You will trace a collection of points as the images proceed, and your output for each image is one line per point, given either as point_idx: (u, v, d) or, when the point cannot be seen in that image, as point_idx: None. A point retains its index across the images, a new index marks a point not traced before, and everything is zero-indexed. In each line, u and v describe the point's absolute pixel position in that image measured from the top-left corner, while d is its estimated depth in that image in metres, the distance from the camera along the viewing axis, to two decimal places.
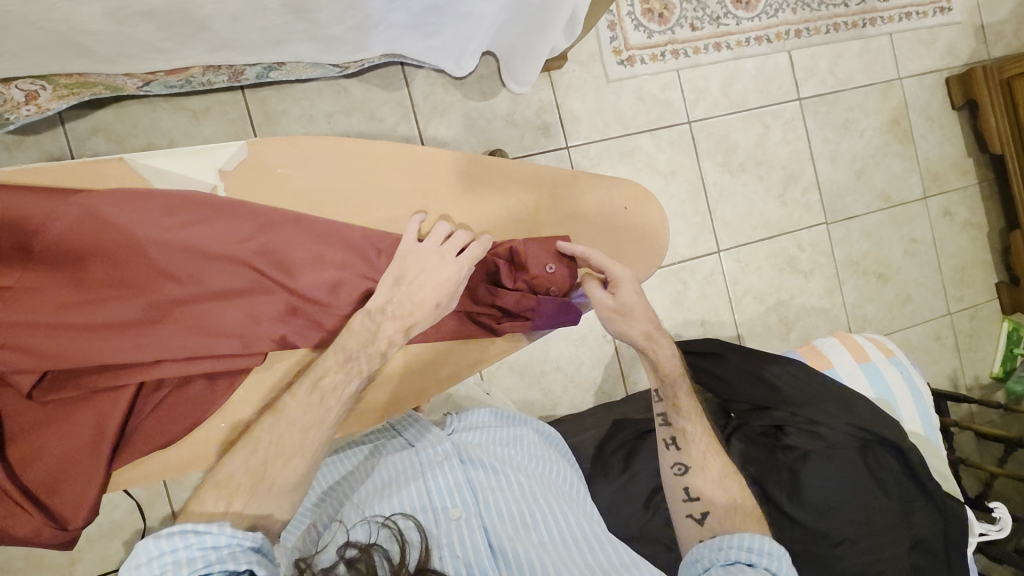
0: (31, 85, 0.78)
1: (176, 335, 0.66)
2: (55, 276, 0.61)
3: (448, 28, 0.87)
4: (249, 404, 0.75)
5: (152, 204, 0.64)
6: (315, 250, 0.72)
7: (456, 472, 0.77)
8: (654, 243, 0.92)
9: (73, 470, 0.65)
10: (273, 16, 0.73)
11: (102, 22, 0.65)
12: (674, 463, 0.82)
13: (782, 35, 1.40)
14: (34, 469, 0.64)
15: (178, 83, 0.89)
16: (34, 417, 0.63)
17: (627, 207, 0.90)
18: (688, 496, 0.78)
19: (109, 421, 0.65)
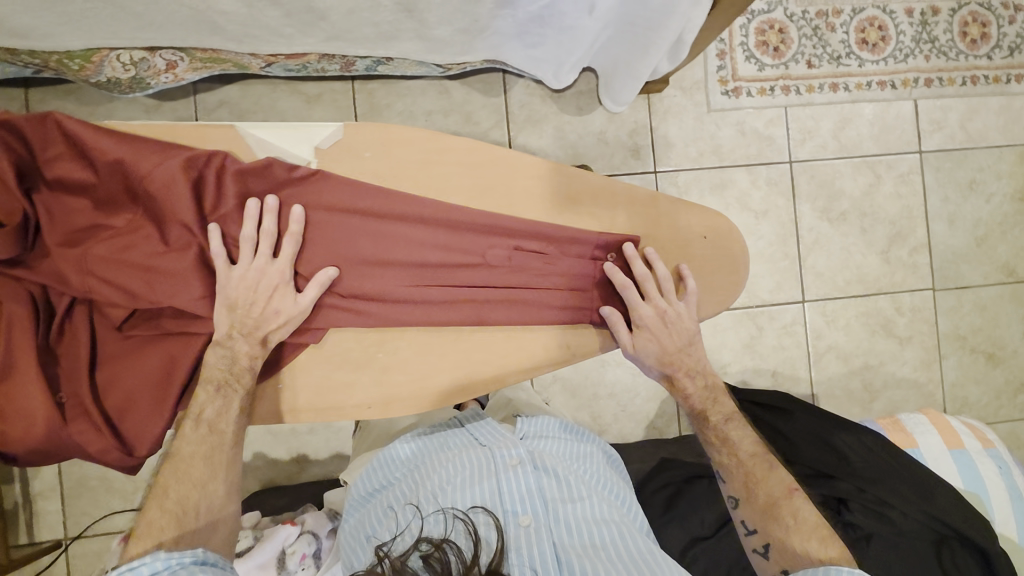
0: (172, 56, 0.87)
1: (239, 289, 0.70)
2: (150, 226, 0.68)
3: (550, 40, 0.88)
4: (306, 371, 0.75)
5: (238, 169, 0.68)
6: (378, 228, 0.74)
7: (528, 478, 0.77)
8: (731, 276, 0.83)
9: (139, 401, 0.70)
10: (385, 13, 0.78)
11: (236, 5, 0.72)
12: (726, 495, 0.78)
13: (910, 82, 1.30)
14: (112, 395, 0.70)
15: (296, 67, 0.96)
16: (115, 347, 0.70)
17: (706, 236, 0.82)
18: (747, 529, 0.75)
19: (175, 362, 0.70)
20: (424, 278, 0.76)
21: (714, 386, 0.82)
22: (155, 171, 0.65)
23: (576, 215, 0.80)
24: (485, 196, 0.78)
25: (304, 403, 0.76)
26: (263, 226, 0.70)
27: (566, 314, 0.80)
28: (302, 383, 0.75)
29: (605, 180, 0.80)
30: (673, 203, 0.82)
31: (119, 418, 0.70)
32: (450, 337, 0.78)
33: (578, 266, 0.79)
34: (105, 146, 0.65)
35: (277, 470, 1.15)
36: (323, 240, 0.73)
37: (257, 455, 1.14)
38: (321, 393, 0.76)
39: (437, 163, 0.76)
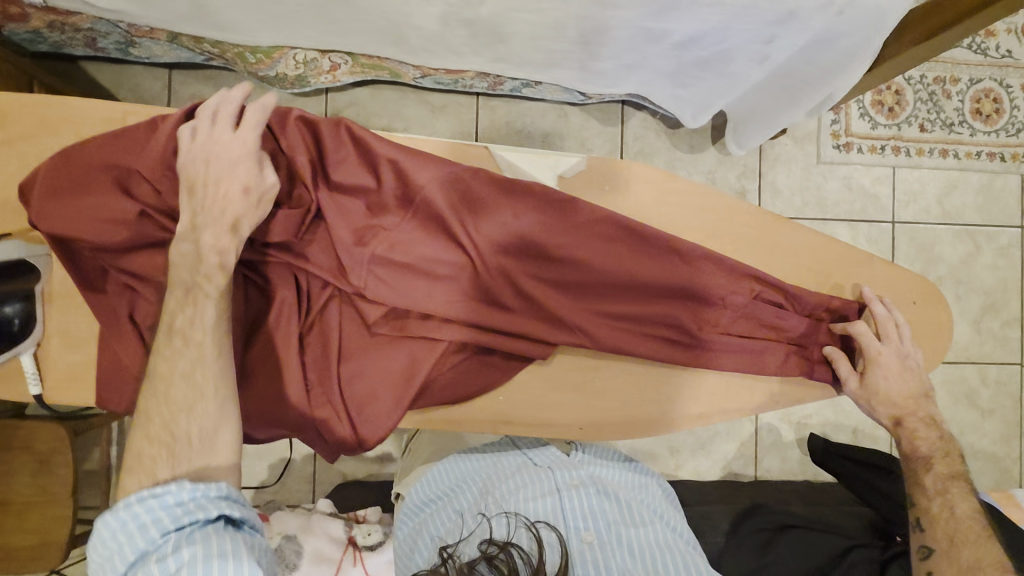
0: (339, 59, 0.91)
1: (490, 302, 0.69)
2: (420, 228, 0.67)
3: (705, 83, 0.90)
4: (529, 387, 0.74)
5: (508, 186, 0.68)
6: (627, 263, 0.70)
7: (589, 498, 0.77)
8: (933, 346, 0.82)
9: (380, 400, 0.67)
10: (563, 43, 0.80)
11: (432, 23, 0.76)
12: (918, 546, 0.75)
13: (1019, 156, 1.31)
14: (353, 390, 0.68)
15: (447, 81, 0.99)
16: (361, 343, 0.68)
17: (914, 302, 0.82)
18: None
19: (420, 364, 0.68)
20: (661, 315, 0.72)
21: (947, 441, 0.78)
22: (435, 178, 0.65)
23: (801, 270, 0.79)
24: (721, 238, 0.77)
25: (525, 418, 0.74)
26: (515, 235, 0.68)
27: (789, 366, 0.76)
28: (523, 397, 0.74)
29: (828, 238, 0.80)
30: (887, 270, 0.81)
31: (361, 413, 0.67)
32: (671, 373, 0.76)
33: (806, 326, 0.76)
34: (391, 150, 0.65)
35: (361, 465, 1.17)
36: (572, 269, 0.70)
37: None
38: (539, 408, 0.74)
39: (675, 204, 0.76)
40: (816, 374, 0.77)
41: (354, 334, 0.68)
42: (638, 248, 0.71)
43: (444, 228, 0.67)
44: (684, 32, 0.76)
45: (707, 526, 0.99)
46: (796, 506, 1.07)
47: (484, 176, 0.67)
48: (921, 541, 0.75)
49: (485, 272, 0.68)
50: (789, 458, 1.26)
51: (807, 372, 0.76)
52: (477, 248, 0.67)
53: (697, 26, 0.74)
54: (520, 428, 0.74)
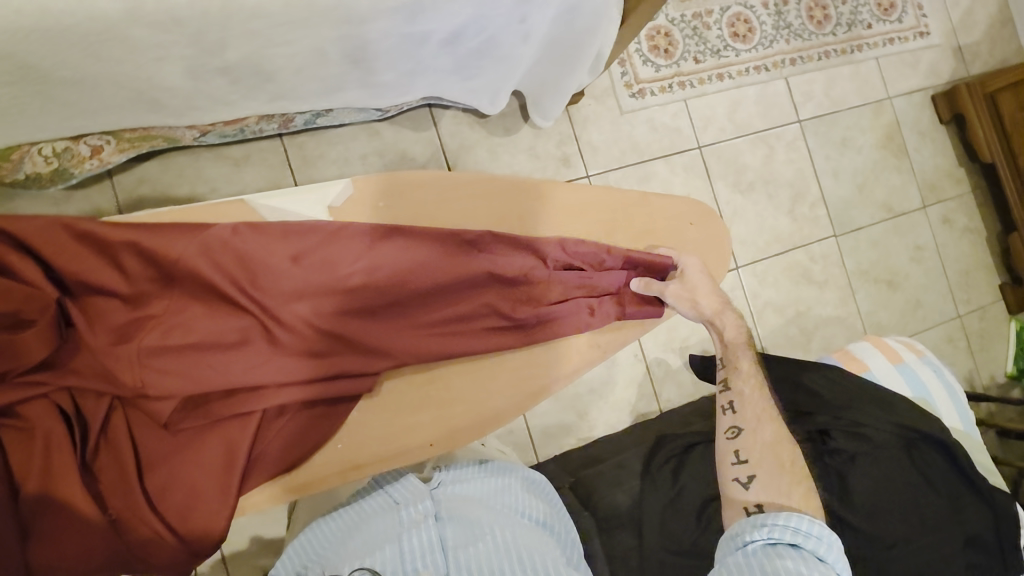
0: (98, 140, 0.82)
1: (294, 354, 0.67)
2: (194, 305, 0.64)
3: (487, 71, 0.93)
4: (368, 424, 0.74)
5: (275, 233, 0.66)
6: (418, 268, 0.71)
7: (433, 532, 0.65)
8: (721, 256, 0.91)
9: (200, 496, 0.63)
10: (332, 67, 0.79)
11: (180, 80, 0.71)
12: (728, 427, 0.77)
13: (779, 63, 1.50)
14: (170, 498, 0.63)
15: (232, 132, 0.93)
16: (165, 444, 0.64)
17: (693, 222, 0.90)
18: (737, 459, 0.74)
19: (234, 447, 0.65)
20: (470, 309, 0.75)
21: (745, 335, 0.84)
22: (188, 253, 0.62)
23: (585, 225, 0.84)
24: (503, 219, 0.81)
25: (371, 453, 0.73)
26: (295, 281, 0.66)
27: (601, 314, 0.81)
28: (364, 434, 0.74)
29: (605, 192, 0.86)
30: (663, 203, 0.89)
31: (185, 518, 0.63)
32: (504, 359, 0.79)
33: (612, 276, 0.81)
34: (128, 235, 0.60)
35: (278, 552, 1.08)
36: (370, 294, 0.69)
37: (252, 540, 1.05)
38: (385, 438, 0.74)
39: (457, 199, 0.79)
40: (634, 314, 0.82)
41: (156, 439, 0.64)
42: (427, 255, 0.72)
43: (218, 298, 0.65)
44: (444, 29, 0.78)
45: (623, 474, 1.03)
46: (696, 423, 1.15)
47: (245, 230, 0.65)
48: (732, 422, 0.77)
49: (276, 327, 0.66)
50: (683, 382, 1.36)
51: (619, 313, 0.82)
52: (259, 306, 0.65)
53: (452, 21, 0.76)
54: (370, 464, 0.73)
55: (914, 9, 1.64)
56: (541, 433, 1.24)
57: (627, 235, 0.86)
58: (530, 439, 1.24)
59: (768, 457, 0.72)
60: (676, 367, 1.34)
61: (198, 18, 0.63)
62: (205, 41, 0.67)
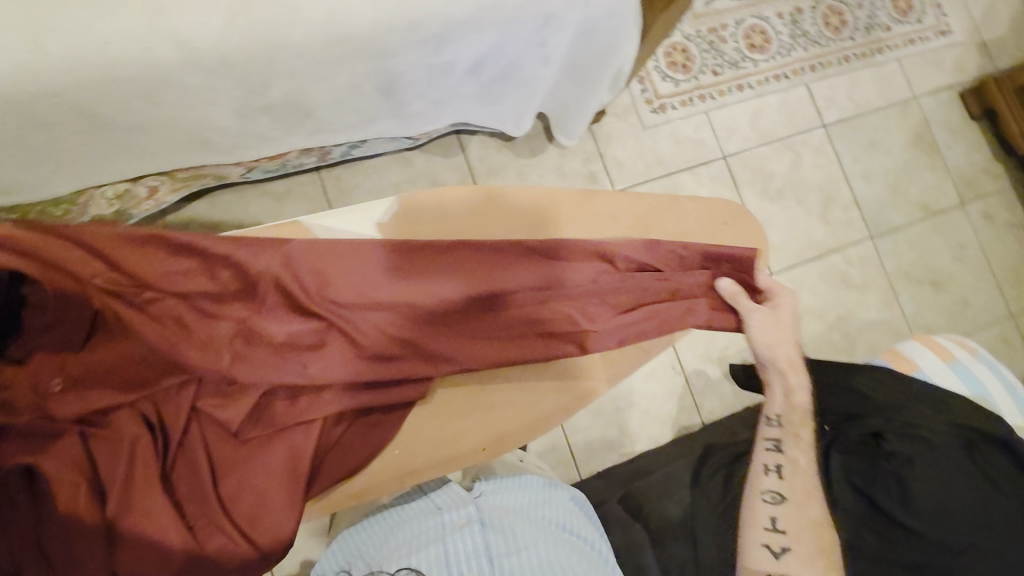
0: (155, 181, 0.88)
1: (348, 353, 0.61)
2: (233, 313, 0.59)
3: (511, 95, 0.96)
4: (426, 428, 0.65)
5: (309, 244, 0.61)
6: (484, 260, 0.65)
7: (476, 539, 0.64)
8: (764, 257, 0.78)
9: (269, 505, 0.57)
10: (366, 100, 0.83)
11: (229, 120, 0.76)
12: (766, 488, 0.74)
13: (798, 71, 1.51)
14: (239, 504, 0.57)
15: (275, 167, 0.99)
16: (227, 455, 0.58)
17: (726, 223, 0.77)
18: (772, 525, 0.72)
19: (298, 450, 0.59)
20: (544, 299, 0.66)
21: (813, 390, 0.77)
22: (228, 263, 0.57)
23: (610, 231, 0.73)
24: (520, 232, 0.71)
25: (428, 460, 0.65)
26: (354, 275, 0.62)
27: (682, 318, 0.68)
28: (418, 440, 0.65)
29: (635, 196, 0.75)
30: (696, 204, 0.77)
31: (252, 524, 0.57)
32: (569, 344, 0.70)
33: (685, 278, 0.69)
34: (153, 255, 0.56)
35: None
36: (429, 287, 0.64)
37: (304, 565, 1.06)
38: (441, 445, 0.65)
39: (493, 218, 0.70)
40: (716, 322, 0.69)
41: (214, 447, 0.58)
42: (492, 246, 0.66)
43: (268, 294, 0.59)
44: (468, 58, 0.81)
45: (672, 486, 1.01)
46: (741, 433, 1.13)
47: (279, 243, 0.59)
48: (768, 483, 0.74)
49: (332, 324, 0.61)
50: (724, 393, 1.34)
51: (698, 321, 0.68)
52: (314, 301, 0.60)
53: (476, 50, 0.80)
54: (429, 471, 0.65)
55: (933, 8, 1.64)
56: (582, 449, 1.24)
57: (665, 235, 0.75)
58: (572, 455, 1.23)
59: (809, 535, 0.70)
60: (716, 378, 1.33)
61: (245, 63, 0.67)
62: (251, 83, 0.71)
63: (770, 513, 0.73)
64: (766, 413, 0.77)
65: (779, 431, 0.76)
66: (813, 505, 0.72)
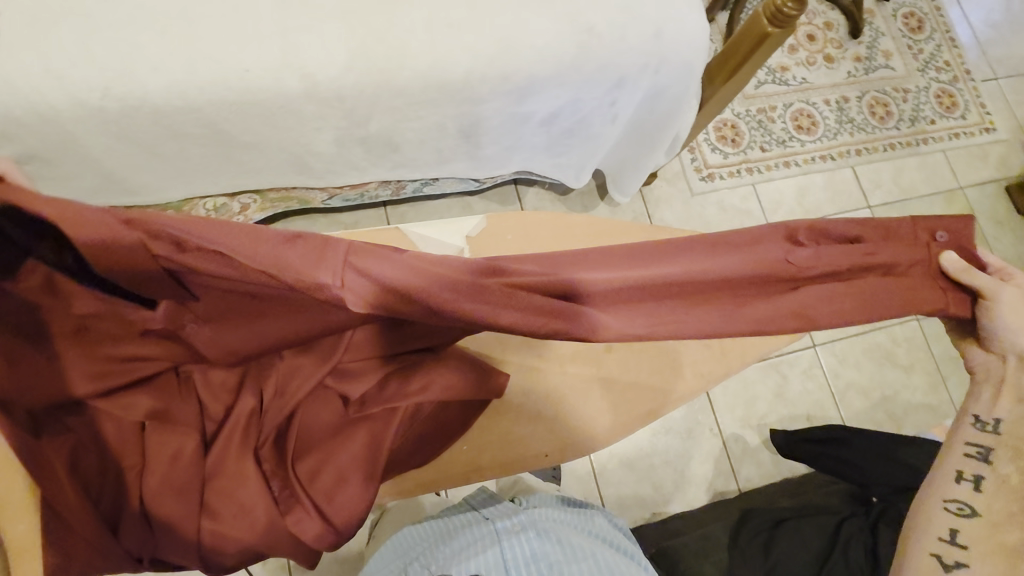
0: (248, 199, 0.97)
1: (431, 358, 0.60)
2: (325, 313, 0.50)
3: (576, 149, 1.04)
4: (503, 420, 0.66)
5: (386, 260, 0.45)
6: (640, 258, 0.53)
7: (533, 545, 0.56)
8: None
9: (344, 494, 0.55)
10: (448, 140, 0.92)
11: (329, 146, 0.85)
12: (955, 501, 0.58)
13: (844, 153, 1.57)
14: (318, 481, 0.55)
15: (353, 197, 1.08)
16: (313, 432, 0.57)
17: None
18: (952, 541, 0.57)
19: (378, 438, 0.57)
20: (723, 308, 0.52)
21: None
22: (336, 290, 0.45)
23: None
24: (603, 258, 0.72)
25: (493, 455, 0.65)
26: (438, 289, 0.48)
27: (903, 301, 0.55)
28: (486, 432, 0.66)
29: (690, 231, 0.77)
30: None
31: (327, 501, 0.55)
32: (638, 348, 0.72)
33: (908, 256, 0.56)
34: (239, 249, 0.43)
35: None
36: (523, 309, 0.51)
37: None
38: (507, 442, 0.66)
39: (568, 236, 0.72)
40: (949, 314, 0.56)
41: (303, 418, 0.57)
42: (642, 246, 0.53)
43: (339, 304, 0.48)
44: (544, 110, 0.90)
45: (708, 546, 0.98)
46: (782, 501, 1.10)
47: (356, 263, 0.45)
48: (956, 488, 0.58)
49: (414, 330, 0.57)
50: (762, 462, 1.31)
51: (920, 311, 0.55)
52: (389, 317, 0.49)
53: (553, 103, 0.88)
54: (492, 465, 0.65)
55: (977, 107, 1.71)
56: (614, 503, 1.22)
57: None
58: (603, 509, 1.21)
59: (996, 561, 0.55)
60: (755, 445, 1.30)
61: (355, 97, 0.77)
62: (355, 115, 0.80)
63: (950, 523, 0.57)
64: (979, 413, 0.59)
65: (995, 438, 0.58)
66: (1018, 529, 0.56)
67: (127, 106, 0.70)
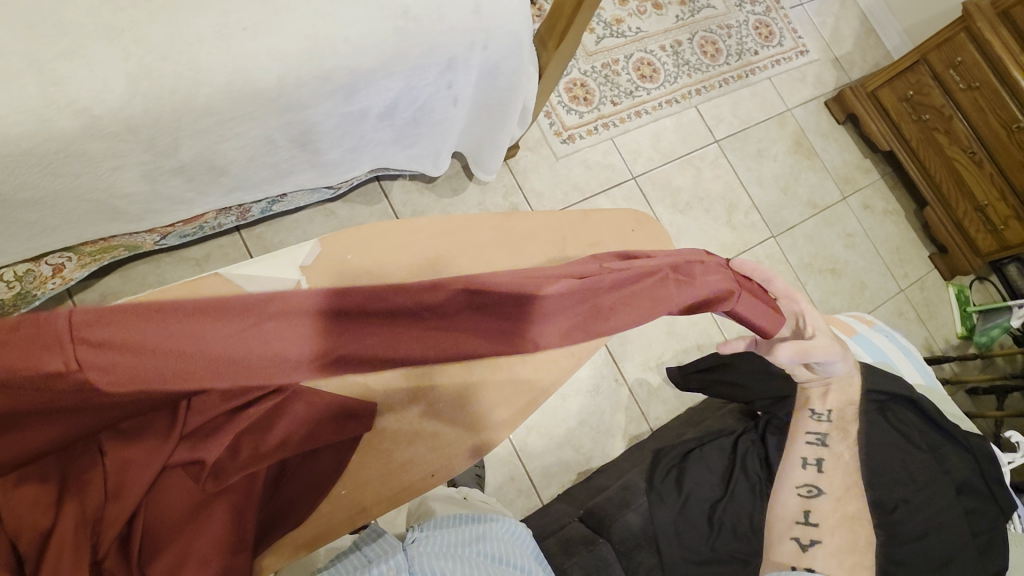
0: (59, 259, 0.84)
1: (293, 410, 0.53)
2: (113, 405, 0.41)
3: (425, 137, 1.00)
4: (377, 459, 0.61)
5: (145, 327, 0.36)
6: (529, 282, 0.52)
7: None
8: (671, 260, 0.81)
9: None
10: (281, 152, 0.84)
11: (138, 184, 0.75)
12: (803, 483, 0.75)
13: (686, 95, 1.66)
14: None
15: (192, 231, 0.97)
16: (166, 524, 0.46)
17: (634, 228, 0.80)
18: (806, 519, 0.71)
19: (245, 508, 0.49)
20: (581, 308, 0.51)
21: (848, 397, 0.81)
22: (73, 373, 0.35)
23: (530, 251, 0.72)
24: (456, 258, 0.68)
25: (375, 493, 0.60)
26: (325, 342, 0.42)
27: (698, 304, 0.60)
28: (365, 474, 0.60)
29: (550, 213, 0.75)
30: (604, 215, 0.78)
31: None
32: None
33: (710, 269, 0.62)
34: None
35: None
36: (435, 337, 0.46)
37: None
38: (387, 478, 0.61)
39: (412, 246, 0.67)
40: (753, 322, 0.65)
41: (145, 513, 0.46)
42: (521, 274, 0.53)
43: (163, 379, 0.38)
44: (379, 104, 0.85)
45: (629, 494, 1.03)
46: (688, 433, 1.17)
47: (96, 337, 0.35)
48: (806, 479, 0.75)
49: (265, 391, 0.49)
50: (667, 398, 1.39)
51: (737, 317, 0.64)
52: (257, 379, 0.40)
53: (386, 95, 0.83)
54: (375, 505, 0.60)
55: (790, 33, 1.87)
56: (541, 474, 1.24)
57: (581, 248, 0.75)
58: (531, 483, 1.24)
59: (841, 531, 0.69)
60: (658, 385, 1.38)
61: (151, 125, 0.67)
62: (159, 146, 0.71)
63: (802, 506, 0.73)
64: (812, 409, 0.80)
65: (828, 426, 0.79)
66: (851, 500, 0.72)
67: None
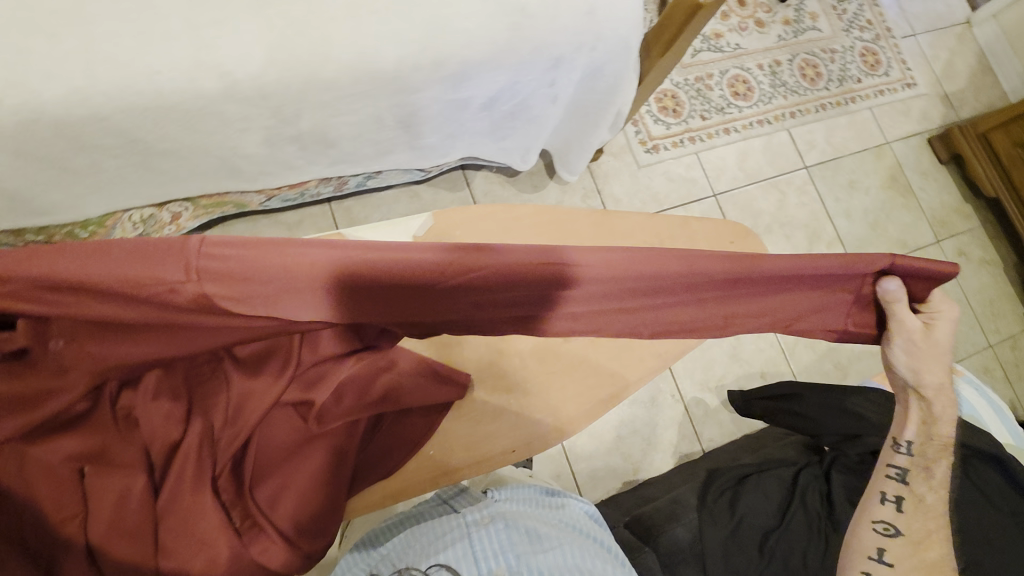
0: (178, 207, 0.91)
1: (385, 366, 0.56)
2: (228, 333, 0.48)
3: (519, 131, 1.03)
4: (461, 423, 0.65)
5: (262, 252, 0.43)
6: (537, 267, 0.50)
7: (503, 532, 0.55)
8: None
9: (315, 516, 0.53)
10: (387, 131, 0.89)
11: (259, 147, 0.80)
12: (880, 519, 0.70)
13: (779, 117, 1.62)
14: (282, 507, 0.52)
15: (294, 196, 1.03)
16: (276, 453, 0.54)
17: (732, 241, 0.83)
18: (879, 556, 0.68)
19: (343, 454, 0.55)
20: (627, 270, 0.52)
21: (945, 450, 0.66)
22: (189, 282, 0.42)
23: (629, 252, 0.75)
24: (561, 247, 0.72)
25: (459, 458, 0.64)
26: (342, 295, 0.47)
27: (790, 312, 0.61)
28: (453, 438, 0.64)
29: (650, 215, 0.77)
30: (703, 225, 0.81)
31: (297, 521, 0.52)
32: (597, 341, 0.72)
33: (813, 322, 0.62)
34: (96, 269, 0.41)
35: None
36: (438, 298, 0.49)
37: None
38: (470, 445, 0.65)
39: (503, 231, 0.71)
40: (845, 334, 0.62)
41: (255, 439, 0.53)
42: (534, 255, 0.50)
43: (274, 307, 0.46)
44: (483, 95, 0.87)
45: (679, 509, 1.01)
46: (744, 458, 1.15)
47: (212, 255, 0.42)
48: (881, 516, 0.70)
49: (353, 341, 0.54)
50: (723, 421, 1.36)
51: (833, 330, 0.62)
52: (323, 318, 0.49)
53: (491, 87, 0.86)
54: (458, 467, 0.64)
55: (898, 63, 1.78)
56: (586, 477, 1.24)
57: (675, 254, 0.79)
58: (576, 484, 1.24)
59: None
60: (715, 407, 1.35)
61: (281, 93, 0.72)
62: (283, 113, 0.76)
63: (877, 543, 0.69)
64: (895, 438, 0.68)
65: (905, 459, 0.67)
66: (933, 546, 0.67)
67: (23, 120, 0.63)
